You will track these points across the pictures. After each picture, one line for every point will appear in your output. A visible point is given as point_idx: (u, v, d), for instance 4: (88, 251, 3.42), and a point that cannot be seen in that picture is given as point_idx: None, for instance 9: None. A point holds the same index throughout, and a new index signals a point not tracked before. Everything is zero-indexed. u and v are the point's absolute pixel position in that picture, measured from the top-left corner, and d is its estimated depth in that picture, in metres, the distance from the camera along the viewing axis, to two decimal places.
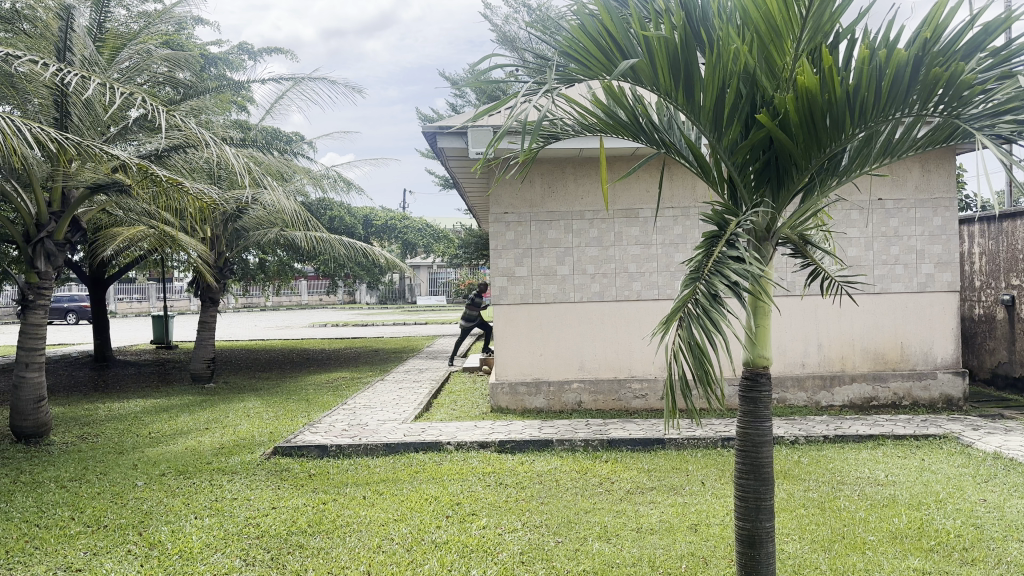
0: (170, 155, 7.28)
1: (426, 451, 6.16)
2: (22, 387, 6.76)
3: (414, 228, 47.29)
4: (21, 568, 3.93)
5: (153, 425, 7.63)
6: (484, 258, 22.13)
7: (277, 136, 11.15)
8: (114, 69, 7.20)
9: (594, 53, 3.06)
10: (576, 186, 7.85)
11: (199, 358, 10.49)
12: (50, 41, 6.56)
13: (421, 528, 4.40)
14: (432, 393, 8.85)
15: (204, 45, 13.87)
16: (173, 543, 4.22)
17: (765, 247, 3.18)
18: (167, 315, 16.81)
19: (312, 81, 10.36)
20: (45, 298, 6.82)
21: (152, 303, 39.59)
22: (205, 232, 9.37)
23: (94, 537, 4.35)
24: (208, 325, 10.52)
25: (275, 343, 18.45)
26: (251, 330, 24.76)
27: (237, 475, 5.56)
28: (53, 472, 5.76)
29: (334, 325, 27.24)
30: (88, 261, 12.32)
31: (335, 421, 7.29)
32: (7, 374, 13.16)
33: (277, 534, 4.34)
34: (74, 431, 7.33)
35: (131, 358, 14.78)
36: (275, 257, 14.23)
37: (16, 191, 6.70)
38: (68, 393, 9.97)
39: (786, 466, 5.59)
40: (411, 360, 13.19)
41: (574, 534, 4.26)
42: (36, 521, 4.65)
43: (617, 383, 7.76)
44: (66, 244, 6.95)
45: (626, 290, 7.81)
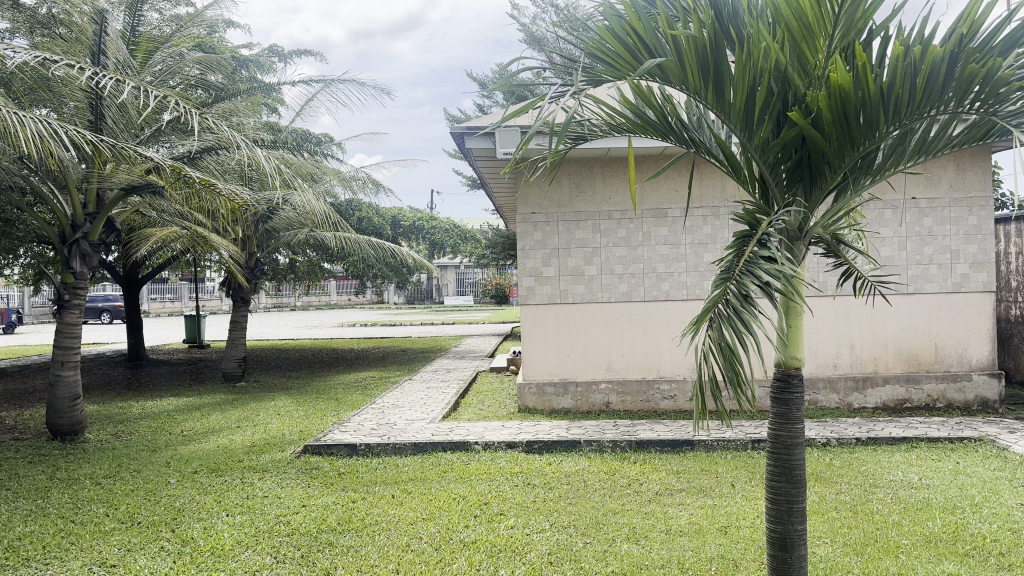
0: (203, 157, 7.37)
1: (454, 450, 6.17)
2: (58, 386, 6.89)
3: (442, 228, 47.43)
4: (57, 564, 4.01)
5: (185, 423, 7.73)
6: (512, 258, 22.12)
7: (307, 137, 11.24)
8: (148, 72, 7.31)
9: (623, 53, 3.04)
10: (604, 186, 7.81)
11: (231, 357, 10.62)
12: (86, 45, 6.68)
13: (449, 528, 4.41)
14: (460, 393, 8.87)
15: (236, 48, 14.06)
16: (205, 540, 4.28)
17: (797, 248, 3.13)
18: (199, 315, 17.05)
19: (342, 83, 10.45)
20: (80, 298, 6.93)
21: (184, 303, 40.21)
22: (235, 232, 9.49)
23: (127, 534, 4.42)
24: (240, 324, 10.64)
25: (304, 343, 18.61)
26: (282, 330, 24.89)
27: (268, 473, 5.61)
28: (87, 469, 5.85)
29: (362, 325, 27.38)
30: (122, 261, 12.53)
31: (364, 420, 7.35)
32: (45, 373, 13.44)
33: (307, 532, 4.37)
34: (109, 429, 7.46)
35: (165, 357, 15.02)
36: (304, 258, 14.36)
37: (53, 193, 6.83)
38: (102, 392, 10.14)
39: (818, 468, 5.51)
40: (439, 359, 13.23)
41: (603, 534, 4.25)
42: (71, 517, 4.74)
43: (646, 383, 7.72)
44: (101, 244, 7.07)
45: (655, 290, 7.76)
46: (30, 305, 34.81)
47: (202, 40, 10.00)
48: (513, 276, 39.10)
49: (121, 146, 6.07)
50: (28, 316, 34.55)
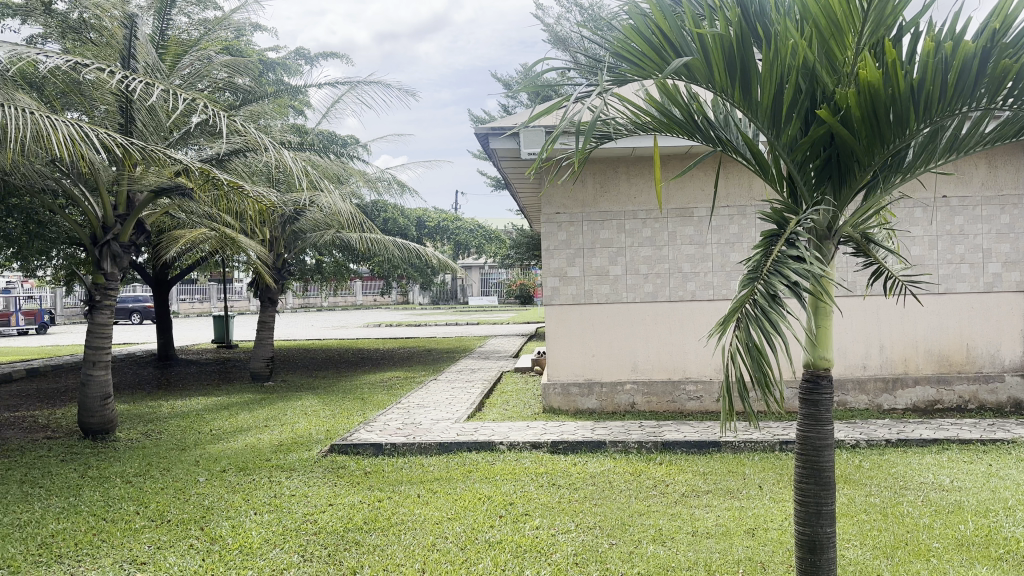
0: (231, 159, 7.39)
1: (478, 450, 6.19)
2: (90, 385, 7.00)
3: (467, 229, 47.55)
4: (89, 561, 4.07)
5: (214, 422, 7.83)
6: (537, 258, 22.10)
7: (333, 139, 11.33)
8: (176, 76, 7.41)
9: (648, 52, 3.02)
10: (629, 185, 7.78)
11: (259, 357, 10.74)
12: (116, 50, 6.80)
13: (474, 528, 4.41)
14: (484, 393, 8.88)
15: (263, 51, 14.21)
16: (233, 538, 4.32)
17: (826, 247, 3.10)
18: (227, 315, 17.26)
19: (367, 84, 10.50)
20: (111, 298, 7.05)
21: (213, 303, 40.72)
22: (262, 233, 9.58)
23: (157, 532, 4.48)
24: (267, 325, 10.74)
25: (331, 342, 18.76)
26: (308, 330, 25.08)
27: (295, 472, 5.66)
28: (118, 468, 5.94)
29: (387, 325, 27.54)
30: (152, 262, 12.72)
31: (389, 419, 7.38)
32: (77, 373, 13.68)
33: (334, 531, 4.41)
34: (139, 428, 7.57)
35: (196, 357, 15.24)
36: (330, 258, 14.47)
37: (84, 195, 6.94)
38: (133, 391, 10.29)
39: (846, 470, 5.44)
40: (464, 359, 13.26)
41: (629, 536, 4.24)
42: (102, 515, 4.82)
43: (671, 384, 7.68)
44: (131, 246, 7.16)
45: (680, 290, 7.71)
46: (62, 305, 35.44)
47: (230, 43, 10.11)
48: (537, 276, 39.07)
49: (152, 148, 6.16)
50: (60, 317, 35.18)
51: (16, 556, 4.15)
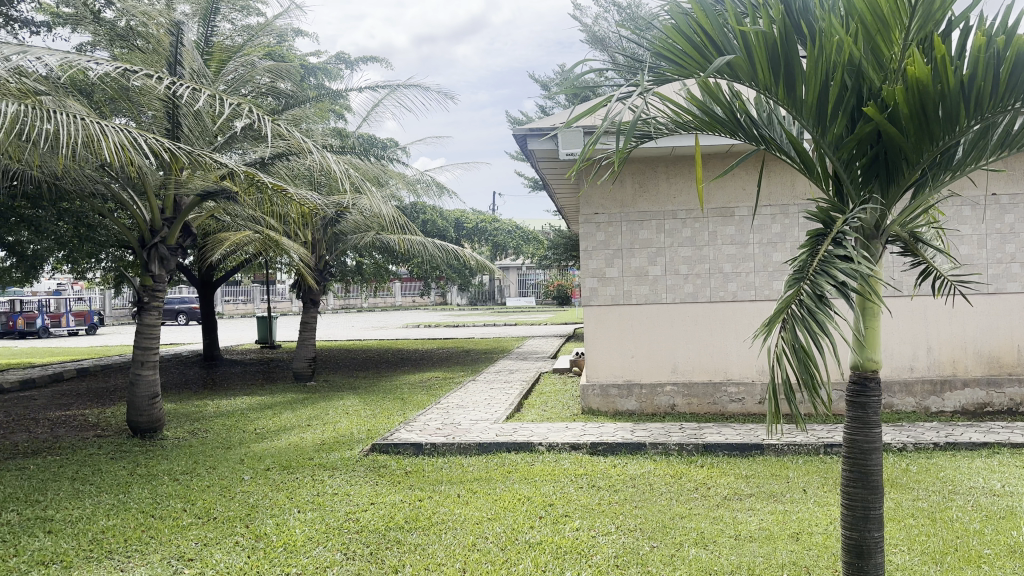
0: (274, 163, 7.58)
1: (518, 450, 6.20)
2: (138, 384, 7.18)
3: (504, 230, 47.67)
4: (138, 557, 4.18)
5: (258, 421, 7.97)
6: (575, 258, 22.05)
7: (373, 142, 11.45)
8: (221, 81, 7.58)
9: (690, 51, 3.01)
10: (669, 185, 7.72)
11: (301, 357, 10.89)
12: (163, 56, 7.01)
13: (514, 528, 4.42)
14: (523, 394, 8.90)
15: (305, 56, 14.43)
16: (278, 536, 4.39)
17: (873, 247, 3.05)
18: (270, 316, 17.55)
19: (407, 87, 10.59)
20: (159, 300, 7.22)
21: (255, 304, 41.44)
22: (304, 236, 9.73)
23: (204, 529, 4.58)
24: (309, 325, 10.90)
25: (371, 343, 18.95)
26: (347, 330, 25.81)
27: (337, 471, 5.73)
28: (166, 465, 6.08)
29: (426, 326, 27.75)
30: (198, 264, 13.00)
31: (429, 419, 7.44)
32: (127, 373, 14.04)
33: (376, 530, 4.45)
34: (186, 427, 7.74)
35: (240, 357, 15.54)
36: (371, 260, 14.62)
37: (133, 200, 7.14)
38: (180, 390, 10.53)
39: (893, 474, 5.33)
40: (502, 360, 13.29)
41: (670, 538, 4.21)
42: (151, 512, 4.93)
43: (712, 386, 7.61)
44: (178, 248, 7.33)
45: (721, 290, 7.63)
46: (111, 307, 36.39)
47: (272, 49, 10.29)
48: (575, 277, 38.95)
49: (198, 153, 6.29)
50: (110, 317, 36.17)
51: (69, 552, 4.27)
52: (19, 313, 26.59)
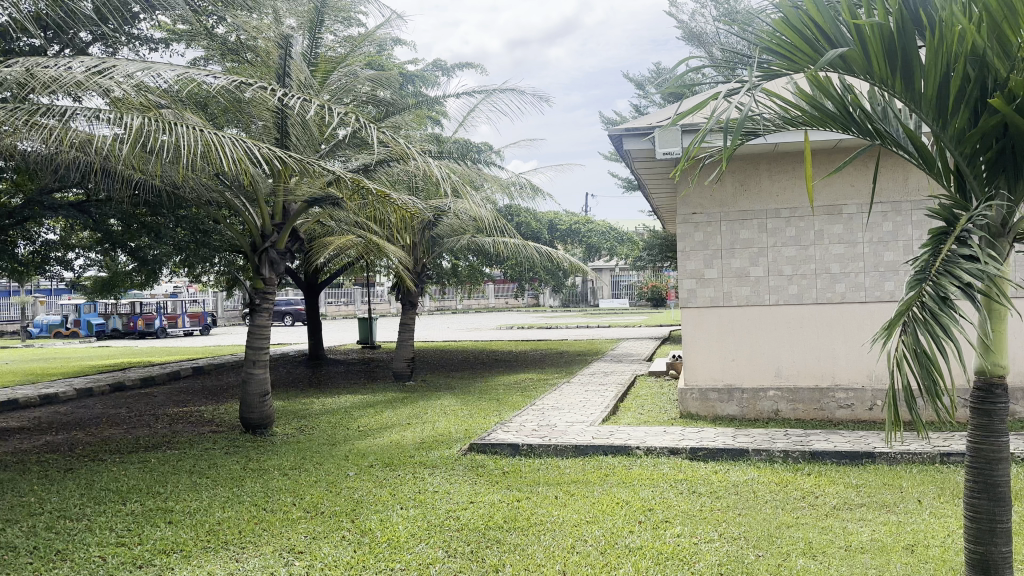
0: (376, 169, 7.81)
1: (616, 453, 6.15)
2: (250, 382, 7.52)
3: (597, 231, 47.43)
4: (253, 548, 4.37)
5: (361, 419, 8.22)
6: (670, 259, 21.70)
7: (469, 145, 11.62)
8: (327, 92, 7.88)
9: (799, 45, 2.91)
10: (771, 183, 7.49)
11: (399, 357, 11.17)
12: (272, 69, 7.36)
13: (614, 533, 4.39)
14: (619, 396, 8.83)
15: (403, 64, 14.81)
16: (382, 531, 4.51)
17: (1001, 244, 2.86)
18: (369, 318, 18.08)
19: (502, 91, 10.70)
20: (269, 302, 7.54)
21: (354, 306, 42.78)
22: (403, 239, 9.96)
23: (312, 522, 4.75)
24: (407, 326, 11.16)
25: (466, 344, 19.23)
26: (449, 330, 27.30)
27: (436, 470, 5.84)
28: (276, 461, 6.35)
29: (520, 327, 27.91)
30: (303, 268, 13.54)
31: (525, 420, 7.48)
32: (238, 371, 14.77)
33: (476, 529, 4.50)
34: (294, 424, 8.07)
35: (342, 357, 16.10)
36: (466, 262, 14.84)
37: (245, 206, 7.49)
38: (286, 389, 10.98)
39: (1020, 486, 4.99)
40: (596, 362, 13.22)
41: (776, 548, 4.08)
42: (263, 505, 5.15)
43: (818, 391, 7.33)
44: (287, 253, 7.64)
45: (827, 292, 7.35)
46: (222, 309, 38.31)
47: (373, 59, 10.61)
48: (671, 278, 38.23)
49: (306, 160, 6.54)
50: (221, 318, 38.18)
51: (188, 541, 4.52)
52: (141, 315, 28.40)
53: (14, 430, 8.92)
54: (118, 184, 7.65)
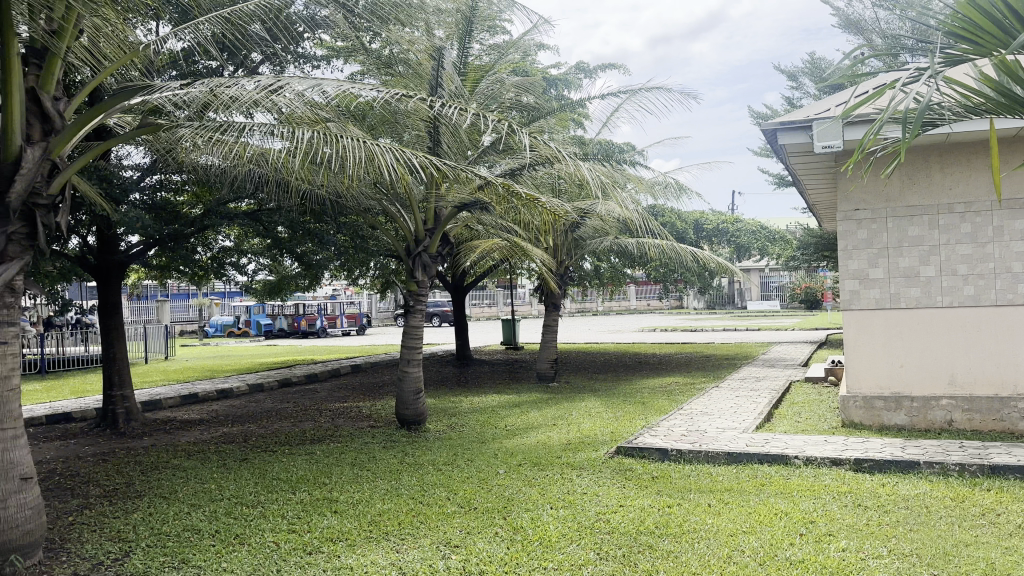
0: (523, 173, 7.95)
1: (772, 462, 5.91)
2: (405, 381, 7.84)
3: (746, 231, 45.78)
4: (412, 539, 4.55)
5: (509, 419, 8.36)
6: (827, 258, 20.57)
7: (613, 147, 11.58)
8: (476, 99, 8.13)
9: (986, 25, 2.70)
10: (944, 177, 6.96)
11: (543, 358, 11.27)
12: (425, 79, 7.74)
13: (772, 544, 4.21)
14: (772, 402, 8.48)
15: (546, 69, 15.00)
16: (534, 530, 4.56)
17: None
18: (513, 320, 18.40)
19: (647, 91, 10.57)
20: (422, 303, 7.83)
21: (497, 308, 43.68)
22: (548, 242, 10.07)
23: (467, 518, 4.88)
24: (551, 328, 11.25)
25: (610, 346, 19.12)
26: (588, 330, 28.66)
27: (585, 471, 5.84)
28: (431, 456, 6.58)
29: (664, 330, 27.41)
30: (450, 271, 13.98)
31: (674, 425, 7.34)
32: (391, 370, 15.47)
33: (628, 533, 4.46)
34: (445, 421, 8.34)
35: (487, 358, 16.47)
36: (609, 264, 14.78)
37: (400, 212, 7.85)
38: (436, 387, 11.36)
39: None
40: (746, 367, 12.75)
41: (955, 568, 3.76)
42: (419, 499, 5.35)
43: (1000, 402, 6.71)
44: (438, 256, 7.93)
45: (1010, 293, 6.72)
46: (374, 310, 40.30)
47: (519, 65, 10.81)
48: (826, 278, 36.19)
49: (459, 167, 6.78)
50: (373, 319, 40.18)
51: (353, 531, 4.76)
52: (304, 316, 30.68)
53: (196, 421, 9.79)
54: (285, 194, 8.22)
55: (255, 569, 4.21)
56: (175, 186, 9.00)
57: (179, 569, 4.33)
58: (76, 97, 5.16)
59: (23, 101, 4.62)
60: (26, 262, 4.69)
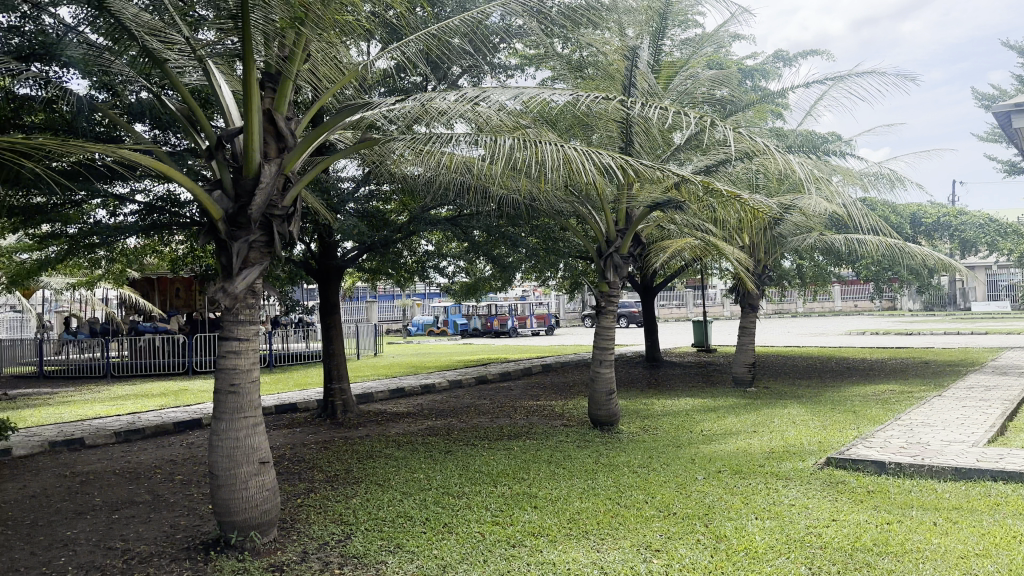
0: (718, 169, 7.71)
1: (1010, 481, 5.27)
2: (598, 382, 7.90)
3: (974, 224, 41.20)
4: (612, 540, 4.54)
5: (705, 423, 8.13)
6: None
7: (816, 137, 10.92)
8: (669, 95, 8.00)
9: None
10: None
11: (740, 361, 10.86)
12: (619, 80, 7.73)
13: (1014, 571, 3.75)
14: (1008, 415, 7.57)
15: (741, 61, 14.45)
16: (738, 539, 4.39)
17: None
18: (707, 321, 17.91)
19: (855, 76, 9.85)
20: (614, 304, 7.86)
21: (688, 308, 42.69)
22: (745, 240, 9.68)
23: (666, 522, 4.79)
24: (747, 330, 10.81)
25: (814, 350, 18.03)
26: (785, 331, 27.72)
27: (792, 481, 5.53)
28: (626, 458, 6.55)
29: (875, 333, 25.37)
30: (641, 271, 13.88)
31: (890, 435, 6.77)
32: (583, 370, 15.62)
33: (841, 548, 4.17)
34: (639, 423, 8.28)
35: (680, 360, 16.15)
36: (811, 262, 13.95)
37: (592, 213, 7.95)
38: (628, 389, 11.31)
39: None
40: (976, 375, 11.48)
41: None
42: (617, 499, 5.34)
43: None
44: (630, 257, 7.94)
45: None
46: (564, 311, 40.88)
47: (714, 58, 10.50)
48: None
49: (658, 167, 6.62)
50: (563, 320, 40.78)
51: (553, 528, 4.85)
52: (497, 315, 31.96)
53: (402, 415, 10.45)
54: (482, 199, 8.56)
55: (463, 559, 4.40)
56: (383, 195, 9.69)
57: (395, 553, 4.63)
58: (304, 117, 5.71)
59: (260, 121, 5.15)
60: (264, 268, 5.25)
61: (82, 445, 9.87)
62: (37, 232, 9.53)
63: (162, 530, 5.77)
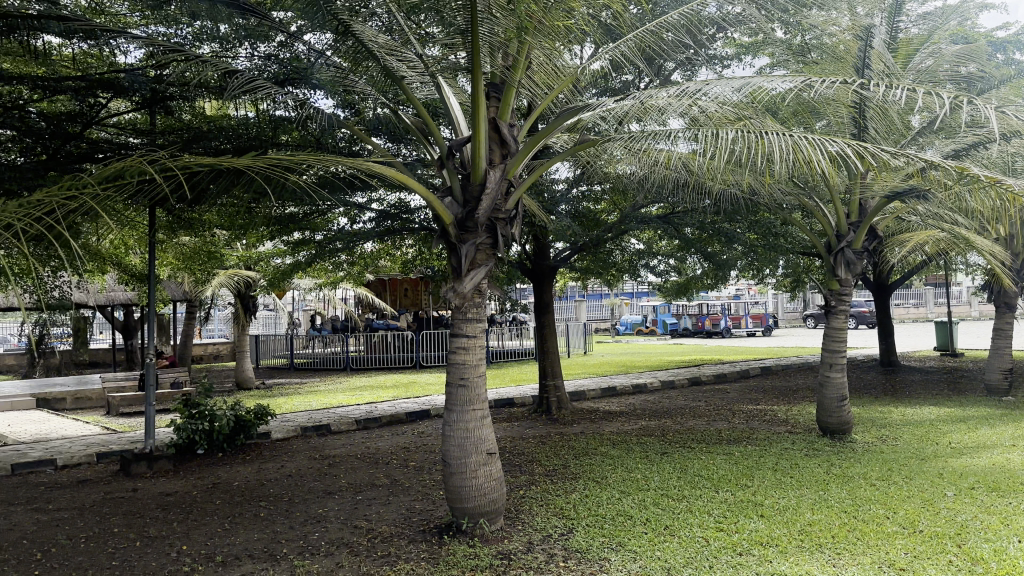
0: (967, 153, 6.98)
1: None
2: (827, 386, 7.46)
3: None
4: (848, 555, 4.24)
5: (953, 434, 7.35)
6: None
7: None
8: (909, 74, 7.33)
9: None
10: None
11: (995, 367, 9.69)
12: (850, 63, 7.23)
13: None
14: None
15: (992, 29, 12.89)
16: (999, 564, 3.93)
17: None
18: (951, 322, 16.17)
19: None
20: (845, 304, 7.42)
21: (926, 308, 38.75)
22: (1000, 230, 8.62)
23: (911, 540, 4.40)
24: (1004, 331, 9.62)
25: None
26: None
27: None
28: (860, 468, 6.09)
29: None
30: (873, 267, 12.85)
31: None
32: (806, 373, 14.76)
33: None
34: (874, 432, 7.66)
35: (920, 365, 14.72)
36: None
37: (819, 207, 7.58)
38: (859, 394, 10.51)
39: None
40: None
41: None
42: (854, 513, 4.98)
43: None
44: (863, 252, 7.49)
45: None
46: (782, 311, 38.81)
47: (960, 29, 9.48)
48: None
49: (903, 153, 6.00)
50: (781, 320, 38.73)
51: (782, 537, 4.63)
52: (708, 315, 31.13)
53: (616, 413, 10.49)
54: (697, 196, 8.36)
55: (687, 562, 4.33)
56: (596, 195, 9.80)
57: (617, 551, 4.66)
58: (525, 123, 5.91)
59: (486, 129, 5.41)
60: (490, 269, 5.52)
61: (329, 431, 10.97)
62: (290, 240, 10.75)
63: (400, 512, 6.26)
